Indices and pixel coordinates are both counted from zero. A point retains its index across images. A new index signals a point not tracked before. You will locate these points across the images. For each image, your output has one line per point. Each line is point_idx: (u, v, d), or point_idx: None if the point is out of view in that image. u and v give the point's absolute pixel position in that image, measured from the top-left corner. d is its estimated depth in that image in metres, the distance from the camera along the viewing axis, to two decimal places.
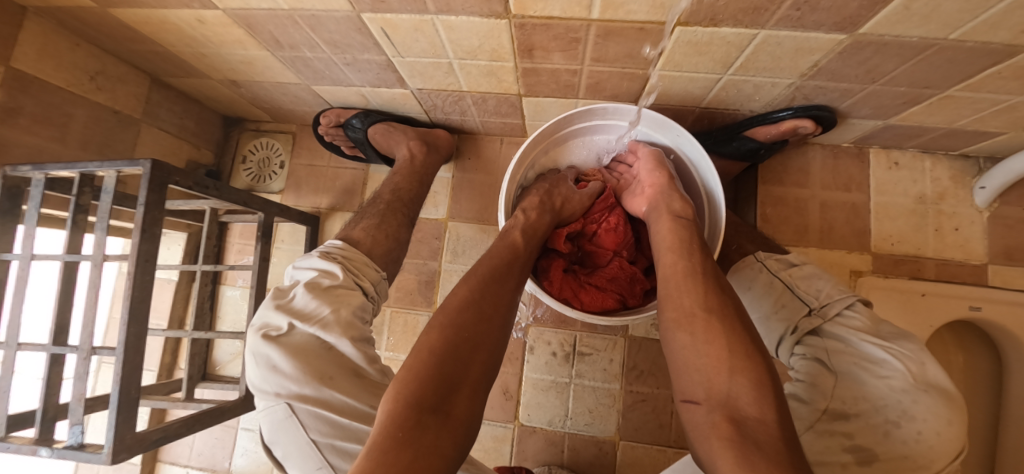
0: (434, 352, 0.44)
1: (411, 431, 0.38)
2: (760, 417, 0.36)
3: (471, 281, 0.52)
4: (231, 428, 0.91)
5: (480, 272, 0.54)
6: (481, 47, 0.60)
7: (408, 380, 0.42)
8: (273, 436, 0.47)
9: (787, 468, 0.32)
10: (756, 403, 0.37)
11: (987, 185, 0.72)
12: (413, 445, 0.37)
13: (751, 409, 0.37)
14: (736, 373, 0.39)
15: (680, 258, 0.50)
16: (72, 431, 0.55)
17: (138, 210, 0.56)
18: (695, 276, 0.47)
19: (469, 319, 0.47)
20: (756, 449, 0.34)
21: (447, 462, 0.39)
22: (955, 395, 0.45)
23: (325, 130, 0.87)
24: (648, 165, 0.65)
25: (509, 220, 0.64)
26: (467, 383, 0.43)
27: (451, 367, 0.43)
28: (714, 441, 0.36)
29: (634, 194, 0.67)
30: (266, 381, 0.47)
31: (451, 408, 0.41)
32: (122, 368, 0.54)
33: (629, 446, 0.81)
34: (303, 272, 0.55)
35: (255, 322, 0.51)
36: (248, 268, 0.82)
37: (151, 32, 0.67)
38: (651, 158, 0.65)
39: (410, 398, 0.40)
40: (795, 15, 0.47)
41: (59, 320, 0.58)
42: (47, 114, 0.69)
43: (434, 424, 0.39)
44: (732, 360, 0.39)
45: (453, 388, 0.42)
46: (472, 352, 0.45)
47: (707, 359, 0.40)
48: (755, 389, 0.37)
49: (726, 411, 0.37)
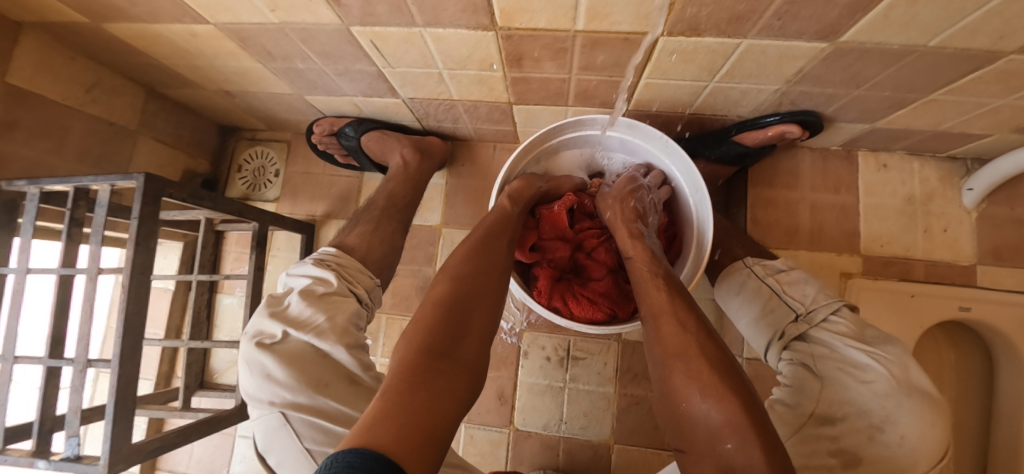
0: (441, 303, 0.46)
1: (424, 371, 0.39)
2: (747, 464, 0.35)
3: (471, 242, 0.54)
4: (230, 435, 0.92)
5: (480, 236, 0.56)
6: (470, 57, 0.61)
7: (419, 328, 0.44)
8: (267, 445, 0.49)
9: None
10: (743, 450, 0.36)
11: (975, 187, 0.72)
12: (427, 384, 0.39)
13: (737, 457, 0.36)
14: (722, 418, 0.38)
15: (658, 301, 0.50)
16: (68, 443, 0.55)
17: (133, 223, 0.57)
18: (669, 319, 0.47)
19: (468, 275, 0.50)
20: None
21: (461, 403, 0.40)
22: (936, 397, 0.46)
23: (319, 139, 0.88)
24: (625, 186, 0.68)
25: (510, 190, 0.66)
26: (473, 330, 0.45)
27: (457, 314, 0.46)
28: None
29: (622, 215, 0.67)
30: (260, 390, 0.49)
31: (461, 352, 0.43)
32: (117, 380, 0.54)
33: (624, 448, 0.81)
34: (297, 280, 0.57)
35: (249, 330, 0.53)
36: (243, 277, 0.83)
37: (146, 46, 0.67)
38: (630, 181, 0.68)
39: (420, 344, 0.42)
40: (776, 24, 0.48)
41: (55, 333, 0.59)
42: (45, 127, 0.69)
43: (442, 368, 0.41)
44: (711, 385, 0.40)
45: (461, 336, 0.44)
46: (475, 302, 0.48)
47: (693, 393, 0.41)
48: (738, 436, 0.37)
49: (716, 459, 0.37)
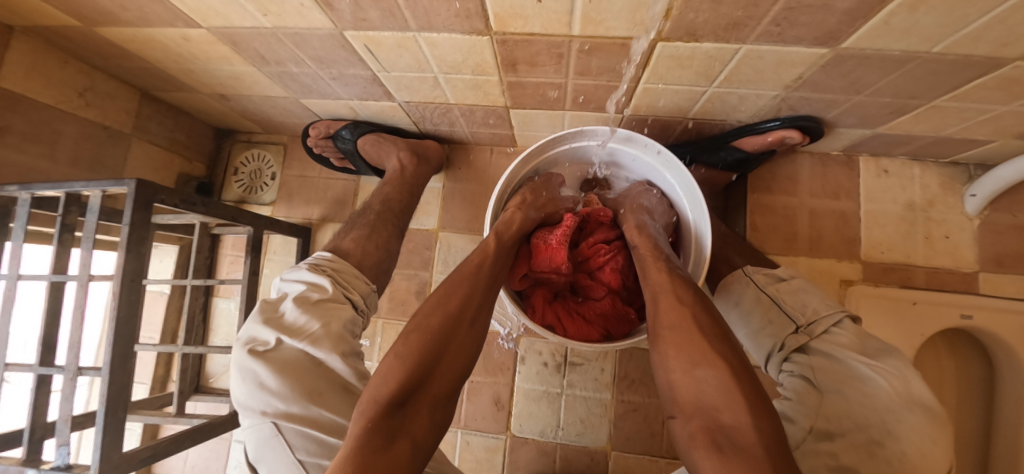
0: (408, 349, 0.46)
1: (375, 426, 0.40)
2: (737, 423, 0.37)
3: (452, 278, 0.53)
4: (225, 440, 0.91)
5: (464, 271, 0.54)
6: (465, 62, 0.60)
7: (384, 375, 0.44)
8: (258, 454, 0.49)
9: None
10: (733, 413, 0.38)
11: (977, 193, 0.72)
12: (374, 440, 0.39)
13: (728, 418, 0.38)
14: (712, 381, 0.41)
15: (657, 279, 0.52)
16: (58, 452, 0.54)
17: (124, 229, 0.56)
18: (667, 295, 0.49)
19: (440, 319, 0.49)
20: (733, 454, 0.36)
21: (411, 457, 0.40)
22: (938, 412, 0.46)
23: (314, 142, 0.87)
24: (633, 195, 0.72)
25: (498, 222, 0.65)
26: (435, 380, 0.45)
27: (422, 362, 0.45)
28: (696, 451, 0.39)
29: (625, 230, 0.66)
30: (252, 398, 0.49)
31: (417, 405, 0.43)
32: (108, 387, 0.54)
33: (620, 455, 0.81)
34: (292, 285, 0.56)
35: (242, 336, 0.53)
36: (238, 282, 0.82)
37: (138, 49, 0.67)
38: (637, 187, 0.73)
39: (377, 396, 0.42)
40: (775, 30, 0.47)
41: (47, 340, 0.58)
42: (36, 132, 0.69)
43: (392, 424, 0.41)
44: (702, 353, 0.42)
45: (419, 390, 0.44)
46: (443, 349, 0.47)
47: (683, 363, 0.43)
48: (724, 395, 0.39)
49: (705, 421, 0.39)
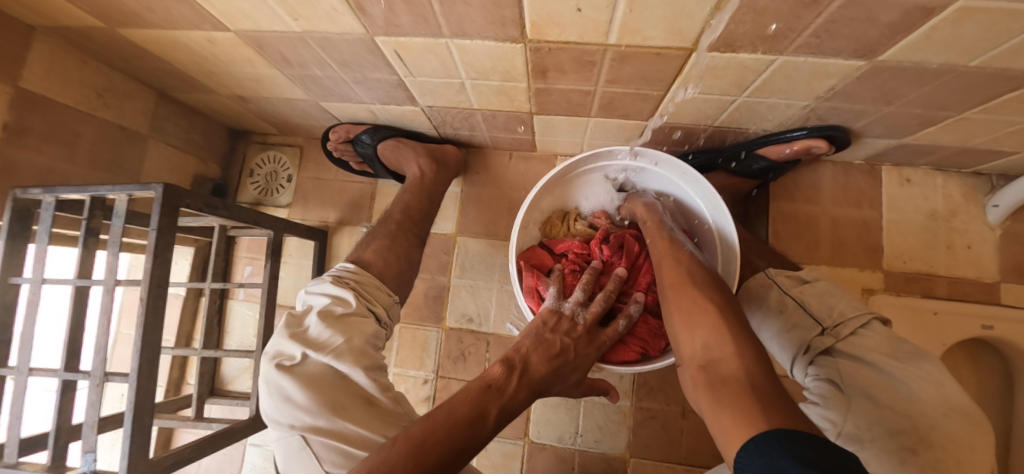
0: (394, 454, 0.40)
1: None
2: (724, 355, 0.42)
3: (456, 398, 0.47)
4: (240, 444, 0.91)
5: (462, 398, 0.47)
6: (494, 68, 0.60)
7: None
8: (287, 467, 0.48)
9: (745, 394, 0.38)
10: (723, 347, 0.43)
11: (1000, 204, 0.72)
12: None
13: (719, 352, 0.43)
14: (698, 323, 0.46)
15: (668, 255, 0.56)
16: (85, 459, 0.54)
17: (151, 234, 0.56)
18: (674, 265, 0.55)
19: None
20: (719, 382, 0.41)
21: None
22: (976, 418, 0.46)
23: (334, 146, 0.87)
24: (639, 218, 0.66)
25: (496, 373, 0.51)
26: None
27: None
28: (697, 391, 0.43)
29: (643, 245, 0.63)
30: (280, 412, 0.48)
31: None
32: (135, 394, 0.53)
33: (639, 462, 0.81)
34: (316, 298, 0.55)
35: (270, 349, 0.52)
36: (258, 285, 0.82)
37: (161, 51, 0.66)
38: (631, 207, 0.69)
39: None
40: (814, 42, 0.47)
41: (70, 346, 0.58)
42: (55, 133, 0.68)
43: None
44: (692, 303, 0.48)
45: None
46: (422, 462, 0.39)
47: (683, 319, 0.48)
48: (713, 331, 0.45)
49: (700, 362, 0.44)
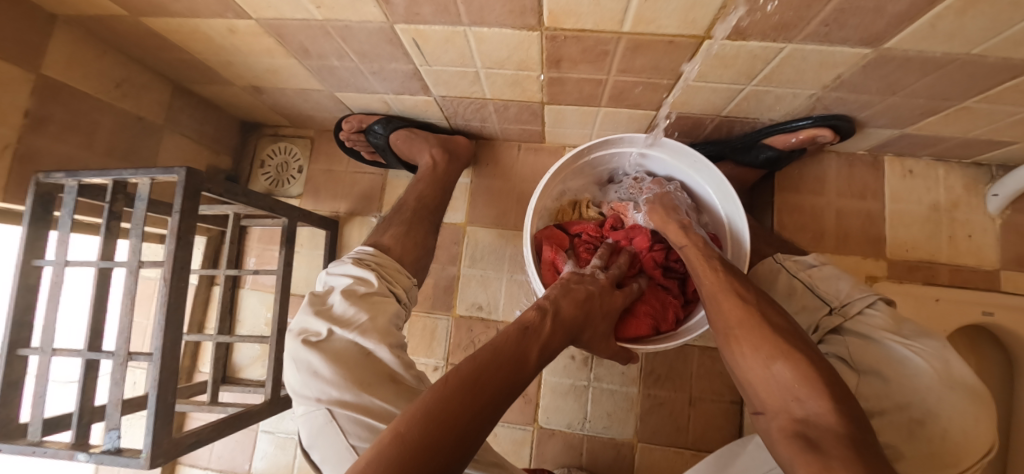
0: (445, 387, 0.41)
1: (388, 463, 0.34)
2: (821, 410, 0.39)
3: (496, 338, 0.48)
4: (252, 431, 0.92)
5: (501, 337, 0.48)
6: (509, 57, 0.61)
7: (416, 411, 0.39)
8: (312, 441, 0.49)
9: (860, 454, 0.35)
10: (818, 401, 0.40)
11: (999, 194, 0.73)
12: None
13: (813, 406, 0.40)
14: (777, 368, 0.43)
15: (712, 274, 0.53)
16: (108, 436, 0.55)
17: (174, 217, 0.57)
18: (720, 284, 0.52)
19: (449, 441, 0.37)
20: (820, 440, 0.38)
21: None
22: (979, 390, 0.48)
23: (347, 136, 0.88)
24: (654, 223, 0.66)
25: (531, 316, 0.52)
26: (459, 422, 0.38)
27: (453, 405, 0.39)
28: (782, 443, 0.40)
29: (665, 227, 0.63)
30: (306, 387, 0.49)
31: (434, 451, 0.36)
32: (159, 373, 0.54)
33: (646, 448, 0.82)
34: (338, 279, 0.57)
35: (294, 327, 0.53)
36: (272, 273, 0.83)
37: (181, 41, 0.67)
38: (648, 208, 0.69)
39: (399, 430, 0.37)
40: (823, 31, 0.48)
41: (94, 327, 0.59)
42: (76, 121, 0.69)
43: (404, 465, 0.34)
44: (770, 344, 0.45)
45: (439, 436, 0.37)
46: (473, 393, 0.41)
47: (760, 359, 0.45)
48: (801, 381, 0.42)
49: (790, 414, 0.41)
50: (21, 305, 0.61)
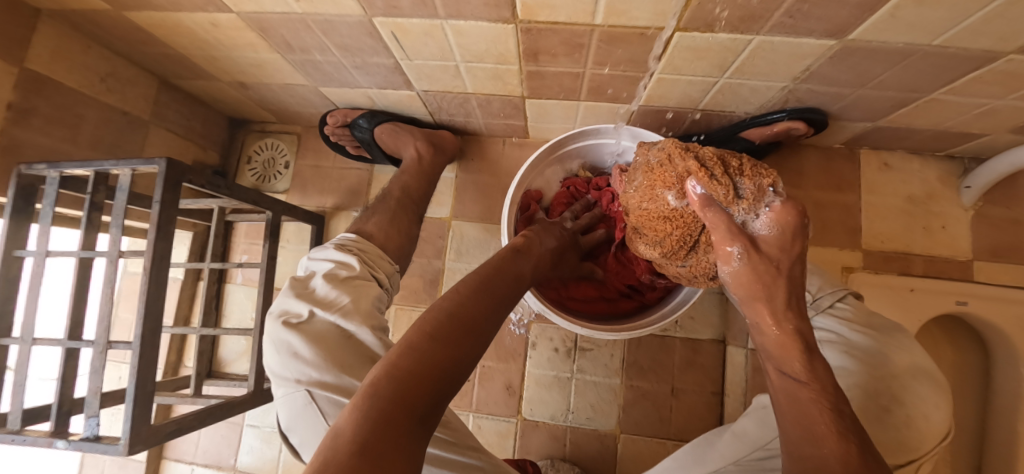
0: (463, 293, 0.44)
1: (427, 352, 0.37)
2: None
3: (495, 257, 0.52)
4: (237, 425, 0.92)
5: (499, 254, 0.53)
6: (488, 51, 0.62)
7: (437, 312, 0.41)
8: (291, 424, 0.50)
9: None
10: None
11: (972, 185, 0.75)
12: (424, 361, 0.36)
13: None
14: None
15: (821, 443, 0.39)
16: (88, 423, 0.55)
17: (154, 207, 0.57)
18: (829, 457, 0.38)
19: (467, 348, 0.39)
20: None
21: (448, 384, 0.37)
22: (939, 379, 0.49)
23: (332, 130, 0.89)
24: (725, 262, 0.49)
25: (521, 241, 0.57)
26: (478, 322, 0.42)
27: (474, 306, 0.43)
28: None
29: (757, 276, 0.48)
30: (286, 368, 0.50)
31: (465, 342, 0.39)
32: (138, 361, 0.55)
33: (629, 439, 0.83)
34: (319, 263, 0.58)
35: (275, 309, 0.54)
36: (256, 266, 0.83)
37: (165, 35, 0.68)
38: (758, 255, 0.48)
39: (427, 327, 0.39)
40: (789, 22, 0.49)
41: (74, 316, 0.59)
42: (60, 115, 0.70)
43: (441, 353, 0.37)
44: None
45: (466, 329, 0.40)
46: (490, 296, 0.45)
47: None
48: None
49: None
50: (2, 295, 0.61)
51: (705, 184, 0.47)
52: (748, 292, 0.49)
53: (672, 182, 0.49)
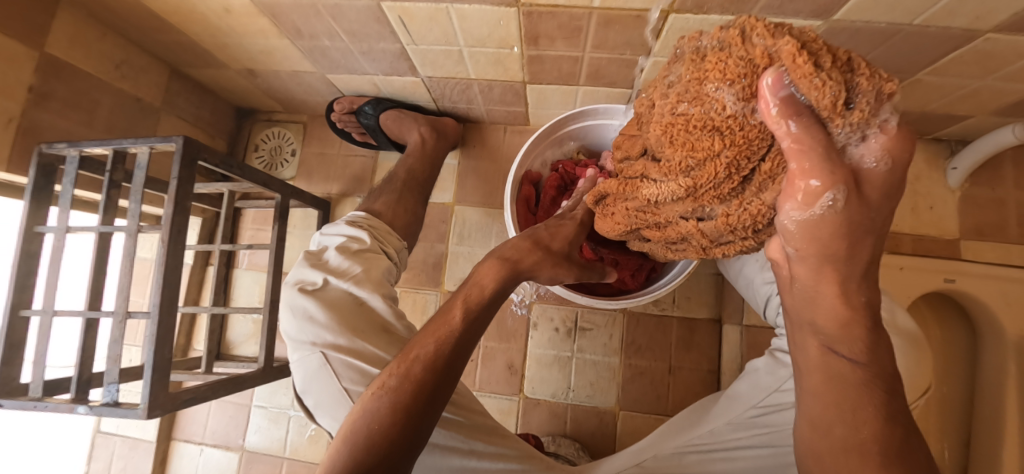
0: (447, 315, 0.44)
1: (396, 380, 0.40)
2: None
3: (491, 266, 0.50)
4: (245, 406, 0.94)
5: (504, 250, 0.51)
6: (490, 35, 0.65)
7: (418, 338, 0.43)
8: (306, 386, 0.53)
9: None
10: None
11: (958, 166, 0.78)
12: (391, 391, 0.40)
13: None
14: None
15: (861, 427, 0.36)
16: (107, 390, 0.58)
17: (172, 183, 0.60)
18: (867, 441, 0.35)
19: (442, 369, 0.40)
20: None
21: (417, 410, 0.39)
22: (916, 337, 0.52)
23: (338, 117, 0.91)
24: (802, 206, 0.28)
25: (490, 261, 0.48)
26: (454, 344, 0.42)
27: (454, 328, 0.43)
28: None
29: (829, 234, 0.29)
30: (302, 332, 0.53)
31: (434, 368, 0.40)
32: (157, 330, 0.57)
33: (628, 416, 0.85)
34: (331, 238, 0.60)
35: (291, 279, 0.57)
36: (266, 247, 0.85)
37: (179, 22, 0.71)
38: (853, 199, 0.27)
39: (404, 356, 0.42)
40: (776, 3, 0.52)
41: (94, 289, 0.62)
42: (77, 99, 0.72)
43: (406, 382, 0.40)
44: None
45: (437, 356, 0.41)
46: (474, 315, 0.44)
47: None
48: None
49: None
50: (23, 270, 0.64)
51: (817, 76, 0.23)
52: (817, 251, 0.31)
53: (742, 72, 0.26)
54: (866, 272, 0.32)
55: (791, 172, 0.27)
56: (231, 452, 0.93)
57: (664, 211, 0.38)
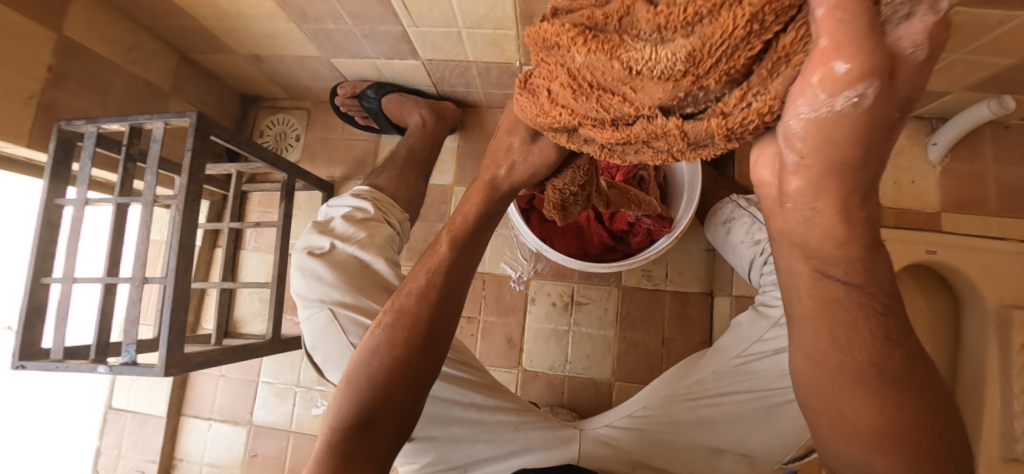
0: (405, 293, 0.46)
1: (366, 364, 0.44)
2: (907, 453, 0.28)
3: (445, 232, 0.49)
4: (252, 382, 0.97)
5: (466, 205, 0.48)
6: (487, 15, 0.68)
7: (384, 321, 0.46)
8: (315, 342, 0.55)
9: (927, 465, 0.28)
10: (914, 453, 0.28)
11: (938, 142, 0.81)
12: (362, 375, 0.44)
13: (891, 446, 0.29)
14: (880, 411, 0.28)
15: (858, 351, 0.28)
16: (125, 350, 0.61)
17: (186, 155, 0.63)
18: (863, 365, 0.28)
19: (404, 346, 0.44)
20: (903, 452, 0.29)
21: (386, 386, 0.43)
22: None
23: (342, 101, 0.95)
24: (817, 98, 0.19)
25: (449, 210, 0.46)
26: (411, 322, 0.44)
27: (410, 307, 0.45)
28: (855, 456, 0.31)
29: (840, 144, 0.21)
30: (311, 290, 0.56)
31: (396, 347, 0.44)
32: (172, 293, 0.60)
33: (623, 386, 0.88)
34: (337, 209, 0.63)
35: (300, 244, 0.60)
36: (273, 225, 0.88)
37: (189, 6, 0.74)
38: (882, 101, 0.19)
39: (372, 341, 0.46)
40: None
41: (111, 256, 0.65)
42: (92, 81, 0.76)
43: (374, 366, 0.44)
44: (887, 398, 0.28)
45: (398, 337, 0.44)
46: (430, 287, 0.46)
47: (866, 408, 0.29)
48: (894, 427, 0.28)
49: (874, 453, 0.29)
50: (44, 240, 0.67)
51: None
52: (824, 161, 0.22)
53: None
54: (873, 185, 0.23)
55: (818, 46, 0.18)
56: (239, 427, 0.96)
57: (643, 97, 0.25)
